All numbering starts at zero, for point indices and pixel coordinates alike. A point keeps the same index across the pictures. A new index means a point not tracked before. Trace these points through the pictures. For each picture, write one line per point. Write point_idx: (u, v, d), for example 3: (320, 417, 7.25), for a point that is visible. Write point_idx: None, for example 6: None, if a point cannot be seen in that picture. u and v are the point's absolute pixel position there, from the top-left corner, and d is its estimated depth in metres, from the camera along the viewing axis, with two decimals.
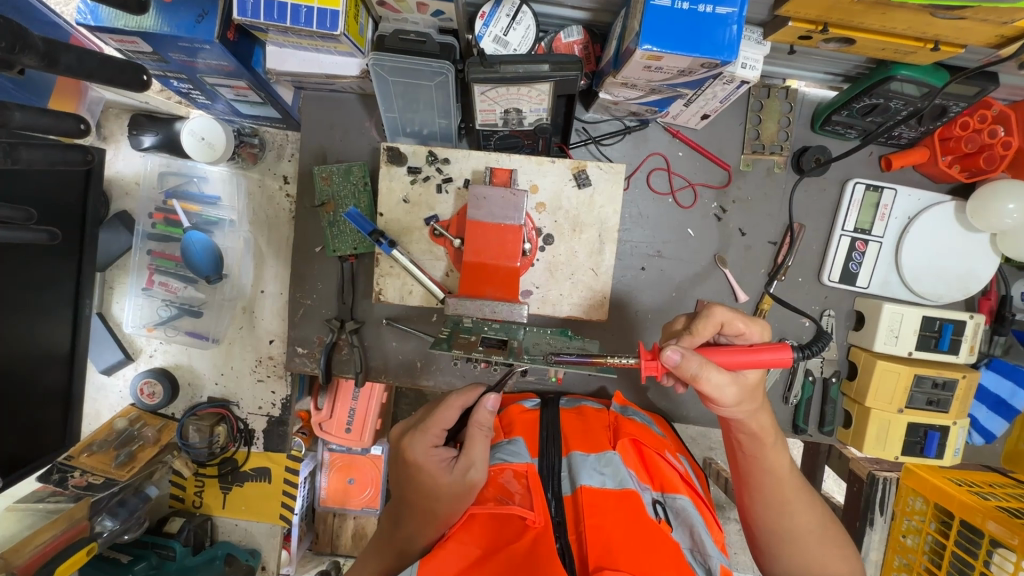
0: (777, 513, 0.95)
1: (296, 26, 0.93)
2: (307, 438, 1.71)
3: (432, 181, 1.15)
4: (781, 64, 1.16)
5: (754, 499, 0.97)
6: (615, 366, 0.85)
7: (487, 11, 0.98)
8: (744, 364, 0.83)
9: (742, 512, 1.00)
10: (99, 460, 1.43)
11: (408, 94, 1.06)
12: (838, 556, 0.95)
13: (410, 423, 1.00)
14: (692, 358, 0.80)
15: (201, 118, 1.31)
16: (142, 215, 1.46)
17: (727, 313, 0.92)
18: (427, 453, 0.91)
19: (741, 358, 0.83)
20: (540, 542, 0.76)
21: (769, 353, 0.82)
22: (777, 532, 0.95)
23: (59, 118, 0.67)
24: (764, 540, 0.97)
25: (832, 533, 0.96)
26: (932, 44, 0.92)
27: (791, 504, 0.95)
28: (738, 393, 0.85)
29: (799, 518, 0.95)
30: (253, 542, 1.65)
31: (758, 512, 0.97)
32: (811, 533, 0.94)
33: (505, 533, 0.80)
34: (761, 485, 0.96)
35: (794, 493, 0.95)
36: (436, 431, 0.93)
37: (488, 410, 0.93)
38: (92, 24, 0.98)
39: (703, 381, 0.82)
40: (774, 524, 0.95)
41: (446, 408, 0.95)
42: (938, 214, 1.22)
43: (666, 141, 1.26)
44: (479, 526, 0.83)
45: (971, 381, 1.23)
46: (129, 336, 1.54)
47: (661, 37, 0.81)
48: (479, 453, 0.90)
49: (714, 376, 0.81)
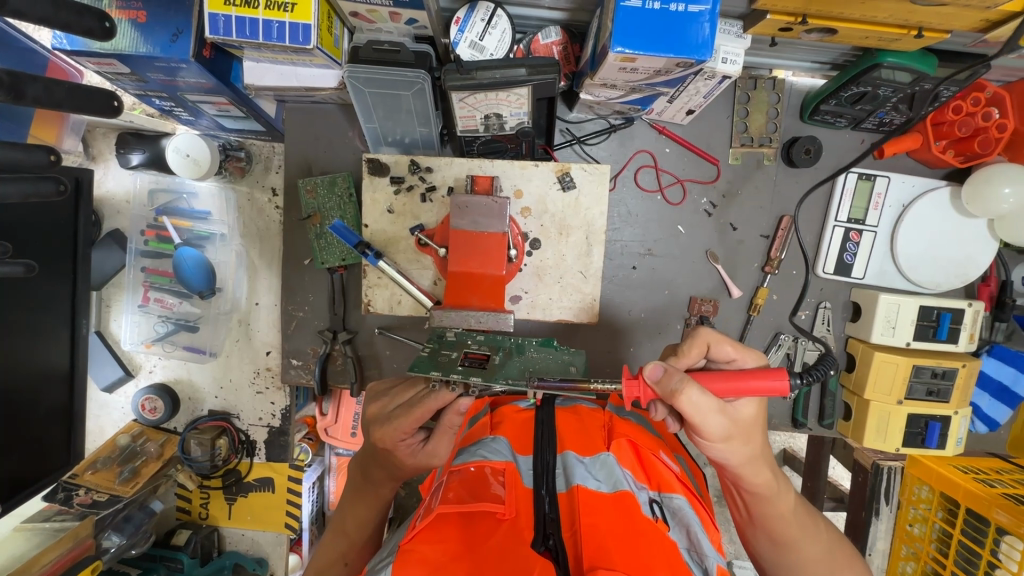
0: (782, 547, 0.92)
1: (269, 41, 0.93)
2: (313, 444, 1.71)
3: (416, 190, 1.14)
4: (765, 55, 1.13)
5: (757, 533, 0.94)
6: (599, 392, 0.82)
7: (462, 17, 0.97)
8: (737, 387, 0.76)
9: (745, 540, 0.98)
10: (103, 477, 1.45)
11: (388, 104, 1.05)
12: (847, 573, 0.94)
13: (385, 401, 0.94)
14: (675, 372, 0.77)
15: (185, 134, 1.31)
16: (134, 233, 1.47)
17: (714, 334, 0.85)
18: (389, 437, 0.92)
19: (732, 382, 0.77)
20: (514, 539, 0.79)
21: (762, 377, 0.75)
22: (785, 563, 0.93)
23: (29, 150, 0.67)
24: (771, 567, 0.96)
25: (837, 543, 0.95)
26: (916, 30, 0.89)
27: (796, 539, 0.91)
28: (727, 424, 0.78)
29: (806, 548, 0.92)
30: (261, 550, 1.67)
31: (763, 547, 0.94)
32: (819, 559, 0.92)
33: (477, 532, 0.81)
34: (765, 525, 0.92)
35: (799, 529, 0.91)
36: (406, 427, 0.89)
37: (460, 413, 0.88)
38: (68, 48, 0.99)
39: (690, 405, 0.75)
40: (781, 557, 0.93)
41: (420, 409, 0.86)
42: (935, 199, 1.19)
43: (652, 138, 1.24)
44: (453, 526, 0.82)
45: (971, 369, 1.21)
46: (129, 352, 1.55)
47: (632, 39, 0.80)
48: (445, 446, 0.94)
49: (700, 394, 0.74)
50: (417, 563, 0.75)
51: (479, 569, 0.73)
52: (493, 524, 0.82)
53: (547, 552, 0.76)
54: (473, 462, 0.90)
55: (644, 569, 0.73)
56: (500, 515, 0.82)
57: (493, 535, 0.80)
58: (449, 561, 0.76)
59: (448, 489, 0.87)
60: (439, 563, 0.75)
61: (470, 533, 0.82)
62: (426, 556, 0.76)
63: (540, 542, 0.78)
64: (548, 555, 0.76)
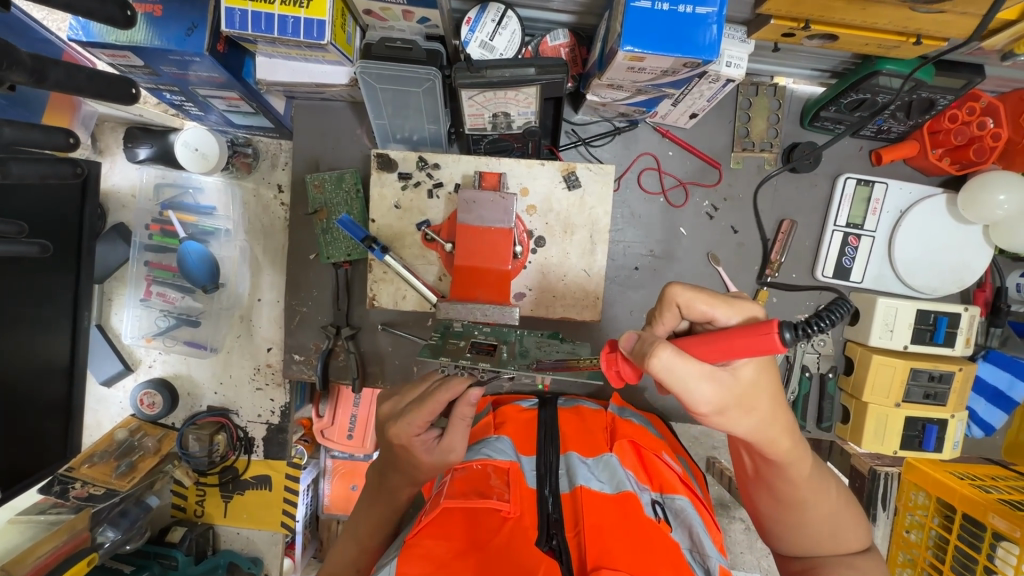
0: (786, 508, 0.93)
1: (284, 36, 0.95)
2: (309, 445, 1.72)
3: (423, 186, 1.15)
4: (766, 61, 1.16)
5: (760, 492, 0.95)
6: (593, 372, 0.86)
7: (473, 17, 0.99)
8: (719, 348, 0.68)
9: (748, 499, 0.98)
10: (99, 471, 1.44)
11: (397, 101, 1.07)
12: (850, 533, 0.95)
13: (395, 401, 0.99)
14: (648, 337, 0.73)
15: (193, 129, 1.32)
16: (139, 227, 1.47)
17: (685, 292, 0.77)
18: (409, 436, 0.94)
19: (713, 343, 0.69)
20: (519, 535, 0.79)
21: (747, 337, 0.65)
22: (786, 521, 0.94)
23: (47, 133, 0.67)
24: (770, 522, 0.97)
25: (845, 511, 0.95)
26: (914, 37, 0.92)
27: (803, 503, 0.91)
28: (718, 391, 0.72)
29: (813, 509, 0.92)
30: (255, 549, 1.65)
31: (766, 505, 0.95)
32: (825, 518, 0.93)
33: (485, 527, 0.81)
34: (776, 484, 0.91)
35: (807, 493, 0.90)
36: (420, 421, 0.92)
37: (470, 403, 0.91)
38: (83, 39, 1.00)
39: (664, 369, 0.70)
40: (784, 517, 0.94)
41: (432, 402, 0.91)
42: (931, 206, 1.22)
43: (655, 141, 1.27)
44: (460, 521, 0.82)
45: (968, 373, 1.23)
46: (129, 347, 1.55)
47: (642, 39, 0.82)
48: (459, 438, 0.94)
49: (669, 357, 0.68)
50: (419, 558, 0.75)
51: (485, 566, 0.73)
52: (498, 523, 0.81)
53: (550, 552, 0.78)
54: (477, 460, 0.92)
55: (648, 568, 0.74)
56: (505, 514, 0.82)
57: (499, 532, 0.79)
58: (455, 556, 0.75)
59: (452, 484, 0.89)
60: (443, 559, 0.75)
61: (476, 528, 0.81)
62: (431, 552, 0.76)
63: (544, 541, 0.79)
64: (552, 554, 0.78)
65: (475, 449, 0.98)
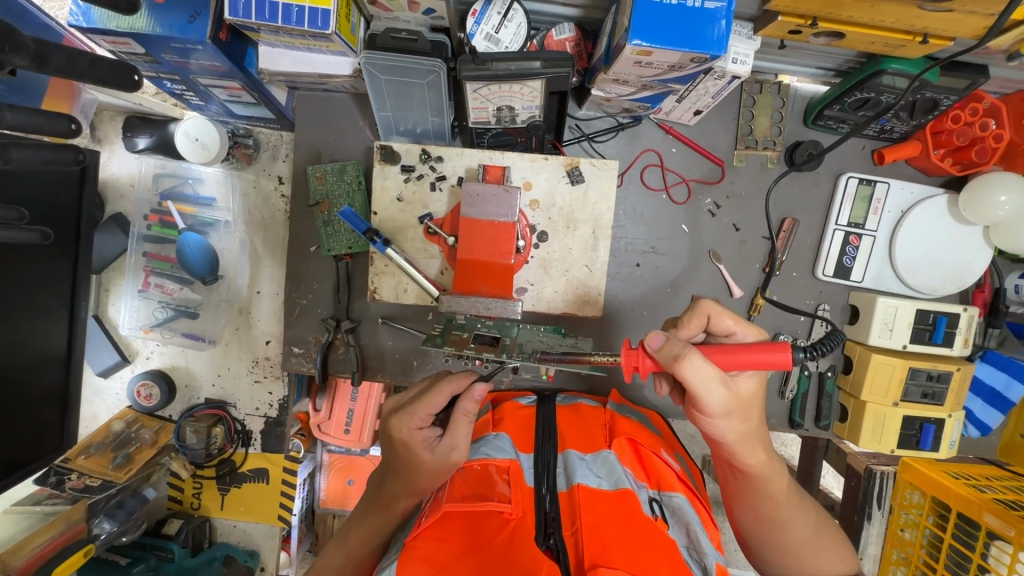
0: (769, 527, 0.93)
1: (288, 25, 0.94)
2: (307, 439, 1.64)
3: (426, 179, 1.15)
4: (771, 58, 1.16)
5: (744, 513, 0.94)
6: (600, 363, 0.87)
7: (478, 9, 0.98)
8: (739, 360, 0.75)
9: (734, 523, 0.98)
10: (95, 463, 1.43)
11: (401, 93, 1.06)
12: (834, 555, 0.95)
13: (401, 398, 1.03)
14: (677, 342, 0.77)
15: (193, 118, 1.31)
16: (137, 217, 1.45)
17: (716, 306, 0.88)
18: (411, 431, 0.95)
19: (736, 354, 0.76)
20: (519, 537, 0.77)
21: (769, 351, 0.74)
22: (772, 543, 0.93)
23: (49, 118, 0.66)
24: (755, 545, 0.96)
25: (828, 534, 0.96)
26: (921, 36, 0.92)
27: (784, 519, 0.92)
28: (728, 399, 0.79)
29: (796, 527, 0.93)
30: (252, 543, 1.64)
31: (750, 527, 0.95)
32: (805, 541, 0.93)
33: (485, 532, 0.80)
34: (757, 502, 0.92)
35: (786, 510, 0.92)
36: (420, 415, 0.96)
37: (475, 399, 0.94)
38: (84, 25, 0.99)
39: (689, 373, 0.75)
40: (768, 538, 0.93)
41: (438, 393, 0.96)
42: (932, 206, 1.22)
43: (659, 138, 1.26)
44: (458, 524, 0.82)
45: (965, 373, 1.24)
46: (126, 337, 1.54)
47: (650, 32, 0.82)
48: (462, 436, 0.94)
49: (700, 362, 0.74)
50: (420, 560, 0.75)
51: (484, 569, 0.73)
52: (499, 525, 0.80)
53: (548, 551, 0.77)
54: (477, 460, 0.92)
55: (647, 568, 0.74)
56: (506, 516, 0.81)
57: (500, 533, 0.79)
58: (455, 559, 0.76)
59: (452, 488, 0.89)
60: (443, 562, 0.75)
61: (475, 533, 0.80)
62: (430, 555, 0.76)
63: (541, 540, 0.79)
64: (549, 553, 0.77)
65: (475, 449, 0.98)
